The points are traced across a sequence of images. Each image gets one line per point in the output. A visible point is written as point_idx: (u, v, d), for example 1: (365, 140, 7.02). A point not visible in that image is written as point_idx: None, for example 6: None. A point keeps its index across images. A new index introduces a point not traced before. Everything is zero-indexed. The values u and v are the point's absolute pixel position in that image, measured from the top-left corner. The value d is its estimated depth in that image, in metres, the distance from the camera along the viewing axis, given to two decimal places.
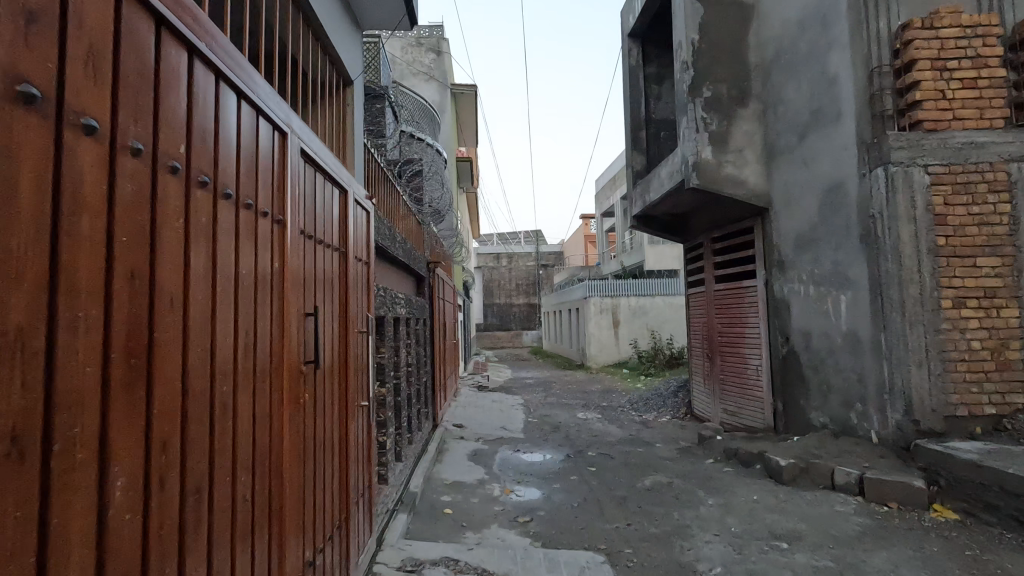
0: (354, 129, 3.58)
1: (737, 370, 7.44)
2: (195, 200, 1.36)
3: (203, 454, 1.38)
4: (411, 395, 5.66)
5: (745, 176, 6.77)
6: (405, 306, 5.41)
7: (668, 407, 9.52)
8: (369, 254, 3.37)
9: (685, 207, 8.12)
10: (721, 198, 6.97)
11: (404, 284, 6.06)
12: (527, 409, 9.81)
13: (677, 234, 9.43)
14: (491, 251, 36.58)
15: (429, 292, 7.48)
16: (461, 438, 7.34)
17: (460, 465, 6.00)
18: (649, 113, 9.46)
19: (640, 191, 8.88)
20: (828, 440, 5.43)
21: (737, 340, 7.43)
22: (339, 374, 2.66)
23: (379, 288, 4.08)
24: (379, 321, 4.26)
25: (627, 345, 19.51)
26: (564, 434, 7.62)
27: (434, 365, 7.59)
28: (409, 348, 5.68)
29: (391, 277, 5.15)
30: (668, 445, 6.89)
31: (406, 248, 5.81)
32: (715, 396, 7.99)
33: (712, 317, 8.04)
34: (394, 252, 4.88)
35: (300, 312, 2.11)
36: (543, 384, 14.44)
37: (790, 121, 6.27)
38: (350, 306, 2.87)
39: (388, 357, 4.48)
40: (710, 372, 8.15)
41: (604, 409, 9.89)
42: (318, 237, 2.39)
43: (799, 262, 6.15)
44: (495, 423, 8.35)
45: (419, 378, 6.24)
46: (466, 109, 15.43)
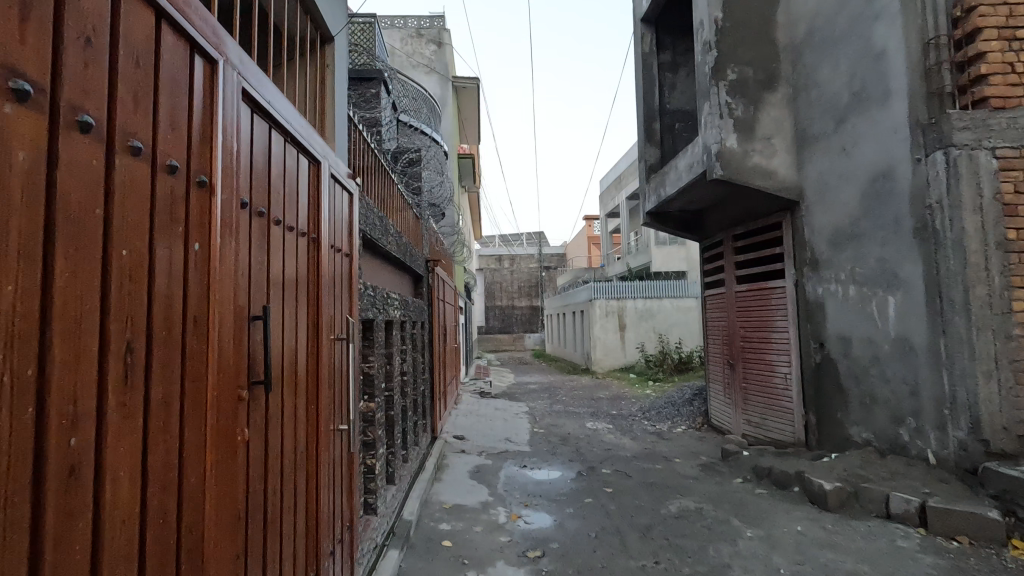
0: (335, 95, 2.99)
1: (762, 379, 6.85)
2: (1, 122, 0.79)
3: (19, 561, 0.80)
4: (406, 407, 5.08)
5: (774, 167, 6.19)
6: (400, 307, 4.81)
7: (683, 417, 8.92)
8: (350, 244, 2.79)
9: (704, 202, 7.54)
10: (746, 190, 6.39)
11: (399, 285, 5.49)
12: (533, 418, 9.20)
13: (693, 231, 8.85)
14: (493, 252, 36.01)
15: (429, 294, 6.97)
16: (462, 451, 6.74)
17: (461, 485, 5.41)
18: (663, 103, 8.89)
19: (654, 185, 8.29)
20: (874, 459, 4.85)
21: (761, 346, 6.84)
22: (305, 395, 2.08)
23: (366, 286, 3.48)
24: (367, 324, 3.68)
25: (634, 349, 18.92)
26: (574, 447, 7.02)
27: (433, 372, 7.00)
28: (405, 354, 5.10)
29: (383, 274, 4.54)
30: (689, 461, 6.29)
31: (402, 244, 5.22)
32: (736, 406, 7.41)
33: (733, 321, 7.45)
34: (387, 245, 4.29)
35: (239, 313, 1.53)
36: (548, 390, 13.86)
37: (825, 106, 5.70)
38: (323, 307, 2.28)
39: (378, 366, 3.89)
40: (731, 380, 7.56)
41: (614, 419, 9.27)
42: (272, 215, 1.81)
43: (836, 260, 5.56)
44: (498, 434, 7.74)
45: (417, 387, 5.72)
46: (468, 103, 14.89)
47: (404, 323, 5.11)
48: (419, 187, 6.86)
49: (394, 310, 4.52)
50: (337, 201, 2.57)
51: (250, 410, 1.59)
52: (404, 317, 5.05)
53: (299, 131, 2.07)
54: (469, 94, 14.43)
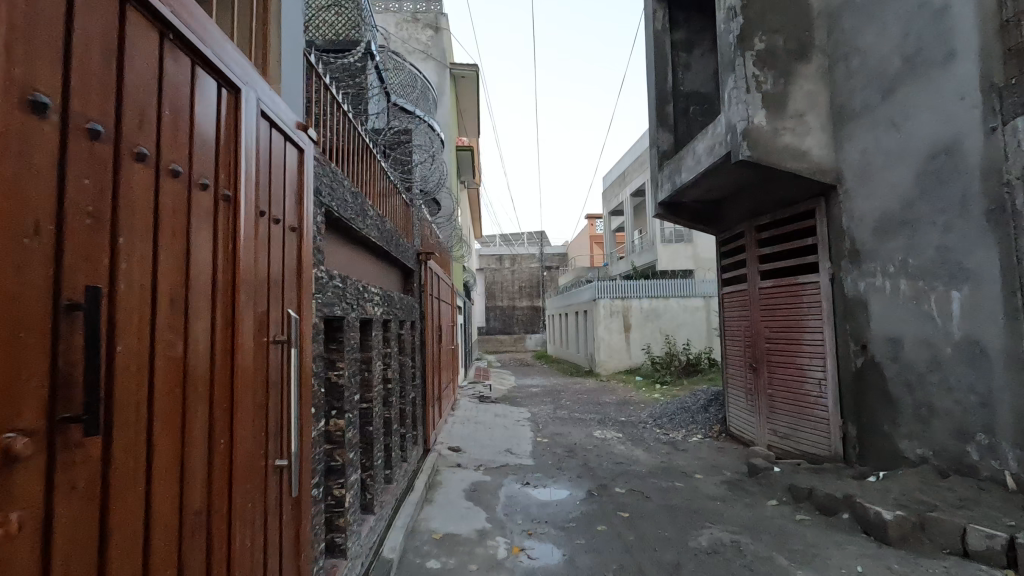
0: (283, 27, 2.31)
1: (791, 384, 6.18)
2: None
3: None
4: (392, 418, 4.41)
5: (807, 147, 5.51)
6: (383, 304, 4.13)
7: (698, 425, 8.23)
8: (298, 215, 2.12)
9: (723, 189, 6.86)
10: (774, 174, 5.71)
11: (382, 279, 4.82)
12: (535, 426, 8.48)
13: (709, 223, 8.17)
14: (494, 252, 35.31)
15: (421, 291, 6.29)
16: (458, 466, 6.02)
17: (455, 507, 4.71)
18: (676, 85, 8.19)
19: (668, 173, 7.61)
20: (935, 480, 4.16)
21: (790, 348, 6.17)
22: (206, 425, 1.40)
23: (332, 276, 2.81)
24: (335, 322, 3.00)
25: (639, 350, 18.23)
26: (582, 461, 6.31)
27: (425, 377, 6.32)
28: (389, 357, 4.42)
29: (360, 265, 3.85)
30: (712, 478, 5.58)
31: (387, 231, 4.55)
32: (759, 414, 6.73)
33: (756, 320, 6.78)
34: (365, 230, 3.61)
35: (23, 297, 0.85)
36: (551, 394, 13.17)
37: (870, 76, 5.02)
38: (242, 295, 1.60)
39: (353, 374, 3.21)
40: (753, 385, 6.89)
41: (623, 426, 8.57)
42: (135, 147, 1.14)
43: (883, 250, 4.88)
44: (498, 445, 7.03)
45: (406, 396, 5.04)
46: (467, 94, 14.23)
47: (389, 322, 4.44)
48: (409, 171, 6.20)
49: (374, 306, 3.84)
50: (275, 154, 1.89)
51: (54, 473, 0.91)
52: (389, 315, 4.37)
53: (196, 32, 1.38)
54: (467, 83, 13.72)
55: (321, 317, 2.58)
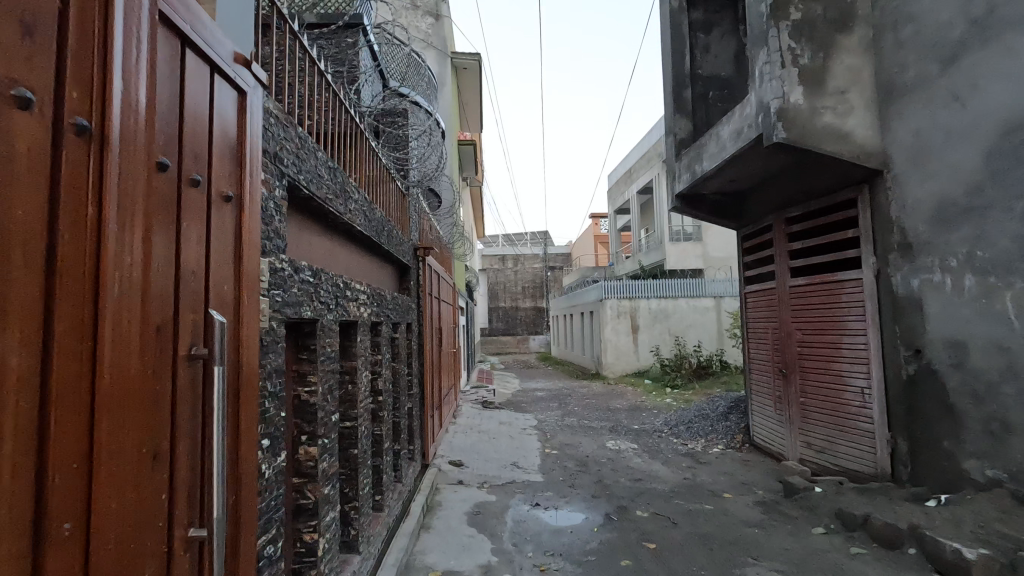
0: None
1: (827, 392, 5.58)
2: None
3: None
4: (384, 436, 3.83)
5: (850, 128, 4.93)
6: (372, 304, 3.56)
7: (719, 434, 7.63)
8: (237, 180, 1.54)
9: (750, 177, 6.27)
10: (811, 159, 5.12)
11: (373, 276, 4.26)
12: (543, 435, 7.91)
13: (730, 217, 7.58)
14: (497, 252, 34.74)
15: (419, 290, 5.69)
16: (459, 483, 5.43)
17: (455, 536, 4.11)
18: (694, 68, 7.60)
19: (687, 162, 7.02)
20: (1015, 508, 3.58)
21: (827, 353, 5.57)
22: (25, 507, 0.82)
23: (301, 267, 2.23)
24: (307, 326, 2.42)
25: (648, 352, 17.64)
26: (596, 477, 5.72)
27: (424, 383, 5.75)
28: (380, 364, 3.84)
29: (343, 259, 3.28)
30: (744, 500, 4.98)
31: (379, 220, 3.98)
32: (790, 424, 6.13)
33: (786, 322, 6.18)
34: (350, 215, 3.04)
35: None
36: (558, 398, 12.59)
37: (927, 45, 4.44)
38: (117, 285, 1.02)
39: (331, 389, 2.64)
40: (783, 393, 6.29)
41: (637, 436, 7.98)
42: None
43: (944, 242, 4.29)
44: (504, 458, 6.44)
45: (400, 409, 4.46)
46: (469, 86, 13.69)
47: (379, 325, 3.86)
48: (405, 155, 5.63)
49: (361, 305, 3.26)
50: (189, 81, 1.30)
51: None
52: (379, 316, 3.79)
53: None
54: (469, 74, 13.16)
55: (281, 320, 1.99)
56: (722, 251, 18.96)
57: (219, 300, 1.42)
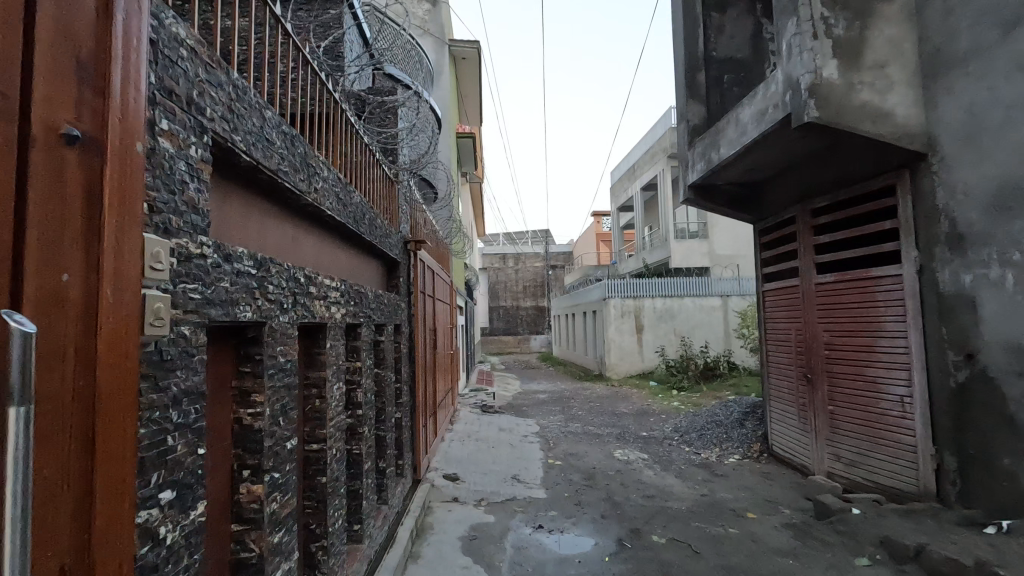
0: None
1: (859, 400, 5.06)
2: None
3: None
4: (364, 455, 3.30)
5: (890, 107, 4.41)
6: (349, 303, 3.04)
7: (735, 443, 7.10)
8: (95, 109, 1.04)
9: (772, 164, 5.75)
10: (845, 141, 4.61)
11: (354, 272, 3.75)
12: (546, 443, 7.40)
13: (747, 210, 7.06)
14: (497, 250, 34.24)
15: (410, 287, 5.21)
16: (454, 500, 4.93)
17: (447, 568, 3.58)
18: (708, 49, 7.08)
19: (701, 150, 6.50)
20: None
21: (861, 357, 5.05)
22: None
23: (238, 252, 1.72)
24: (252, 329, 1.91)
25: (653, 352, 17.13)
26: (605, 493, 5.20)
27: (416, 390, 5.23)
28: (360, 371, 3.32)
29: (309, 249, 2.77)
30: (772, 522, 4.46)
31: (361, 207, 3.45)
32: (816, 434, 5.61)
33: (812, 323, 5.66)
34: (316, 195, 2.52)
35: None
36: (560, 402, 12.09)
37: (982, 11, 3.93)
38: None
39: (289, 410, 2.11)
40: (807, 400, 5.77)
41: (646, 444, 7.46)
42: None
43: (1004, 232, 3.76)
44: (504, 471, 5.92)
45: (385, 422, 3.94)
46: (468, 76, 13.21)
47: (358, 327, 3.33)
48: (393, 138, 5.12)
49: (333, 302, 2.74)
50: None
51: None
52: (358, 316, 3.27)
53: None
54: (468, 64, 12.67)
55: (201, 321, 1.47)
56: (728, 249, 18.40)
57: (38, 284, 0.93)
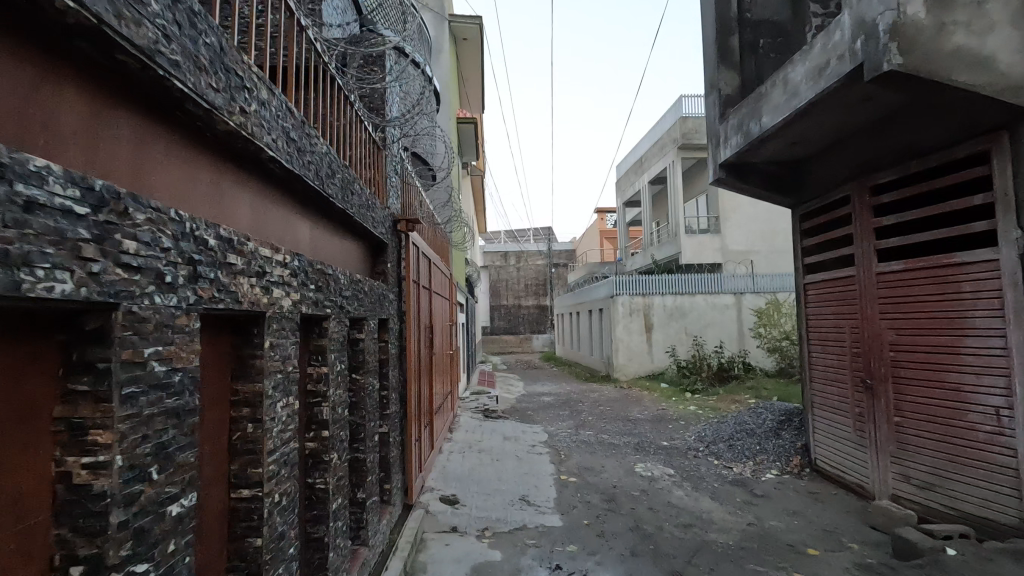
0: None
1: (937, 411, 4.25)
2: None
3: None
4: (333, 491, 2.47)
5: (991, 52, 3.57)
6: (308, 290, 2.20)
7: (772, 457, 6.27)
8: None
9: (826, 131, 4.91)
10: (930, 95, 3.78)
11: (326, 253, 2.90)
12: (556, 455, 6.58)
13: (787, 191, 6.21)
14: (498, 248, 33.42)
15: (399, 276, 4.37)
16: (453, 530, 4.11)
17: None
18: (742, 10, 6.23)
19: (738, 120, 5.64)
20: None
21: (941, 360, 4.23)
22: None
23: (27, 165, 0.90)
24: (91, 317, 1.09)
25: (663, 352, 16.29)
26: (632, 521, 4.39)
27: (407, 397, 4.39)
28: (325, 379, 2.48)
29: (246, 209, 1.93)
30: (841, 563, 3.64)
31: (333, 163, 2.62)
32: (877, 450, 4.79)
33: (873, 319, 4.84)
34: (246, 122, 1.68)
35: None
36: (567, 405, 11.26)
37: None
38: None
39: (179, 453, 1.29)
40: (865, 410, 4.95)
41: (669, 456, 6.64)
42: None
43: None
44: (511, 491, 5.09)
45: (364, 441, 3.12)
46: (469, 58, 12.43)
47: (324, 321, 2.49)
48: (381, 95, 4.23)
49: (278, 283, 1.90)
50: None
51: None
52: (325, 305, 2.44)
53: None
54: (470, 45, 11.88)
55: None
56: (741, 244, 17.51)
57: None
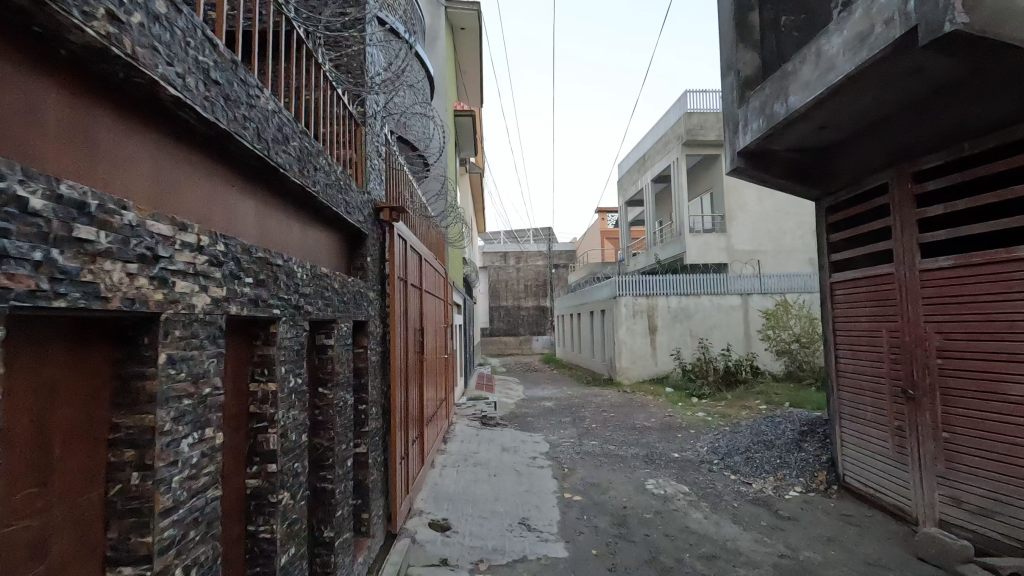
0: None
1: (996, 427, 3.72)
2: None
3: None
4: (281, 540, 1.95)
5: None
6: (242, 284, 1.68)
7: (794, 471, 5.75)
8: None
9: (862, 110, 4.38)
10: (996, 61, 3.25)
11: (285, 243, 2.34)
12: (559, 469, 6.06)
13: (812, 181, 5.68)
14: (498, 248, 32.92)
15: (382, 273, 3.85)
16: (443, 564, 3.59)
17: None
18: None
19: (760, 103, 5.11)
20: None
21: (1000, 369, 3.71)
22: None
23: None
24: None
25: (668, 355, 15.76)
26: (647, 551, 3.87)
27: (390, 411, 3.85)
28: (273, 399, 1.96)
29: (142, 170, 1.40)
30: None
31: (287, 126, 2.09)
32: (921, 469, 4.26)
33: (915, 323, 4.32)
34: (123, 39, 1.16)
35: None
36: (569, 411, 10.74)
37: None
38: None
39: None
40: (906, 424, 4.43)
41: (682, 471, 6.11)
42: None
43: None
44: (509, 513, 4.55)
45: (332, 468, 2.61)
46: (466, 50, 12.01)
47: (275, 325, 1.97)
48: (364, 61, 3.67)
49: (187, 274, 1.38)
50: None
51: None
52: (273, 305, 1.92)
53: None
54: (468, 35, 11.41)
55: None
56: (748, 244, 16.97)
57: None
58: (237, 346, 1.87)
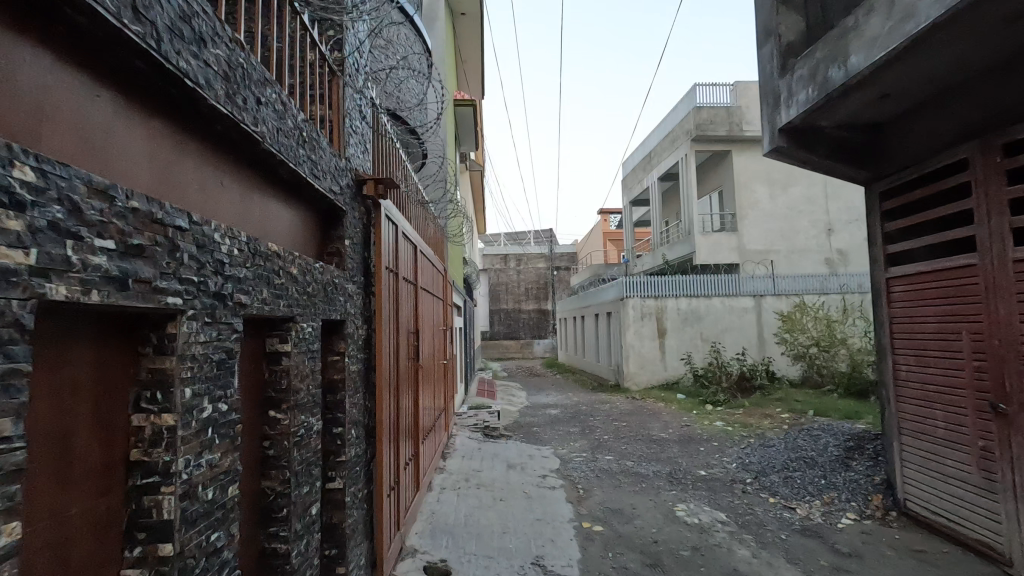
0: None
1: None
2: None
3: None
4: None
5: None
6: (89, 244, 0.97)
7: (844, 494, 5.02)
8: None
9: (937, 69, 3.69)
10: None
11: (210, 205, 1.61)
12: (574, 491, 5.32)
13: (865, 161, 4.96)
14: (498, 250, 32.22)
15: (367, 263, 3.13)
16: None
17: None
18: None
19: (809, 69, 4.40)
20: None
21: None
22: None
23: None
24: None
25: (678, 360, 15.00)
26: None
27: (374, 432, 3.12)
28: (172, 436, 1.24)
29: None
30: None
31: (200, 19, 1.37)
32: (1017, 498, 3.54)
33: (1005, 323, 3.62)
34: None
35: None
36: (577, 420, 9.98)
37: None
38: None
39: None
40: (994, 443, 3.71)
41: (713, 493, 5.37)
42: None
43: None
44: (519, 550, 3.81)
45: (286, 521, 1.88)
46: (467, 38, 11.37)
47: (175, 323, 1.26)
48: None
49: None
50: None
51: None
52: (166, 292, 1.20)
53: None
54: (468, 20, 10.75)
55: None
56: (760, 244, 16.23)
57: None
58: (106, 356, 1.17)
